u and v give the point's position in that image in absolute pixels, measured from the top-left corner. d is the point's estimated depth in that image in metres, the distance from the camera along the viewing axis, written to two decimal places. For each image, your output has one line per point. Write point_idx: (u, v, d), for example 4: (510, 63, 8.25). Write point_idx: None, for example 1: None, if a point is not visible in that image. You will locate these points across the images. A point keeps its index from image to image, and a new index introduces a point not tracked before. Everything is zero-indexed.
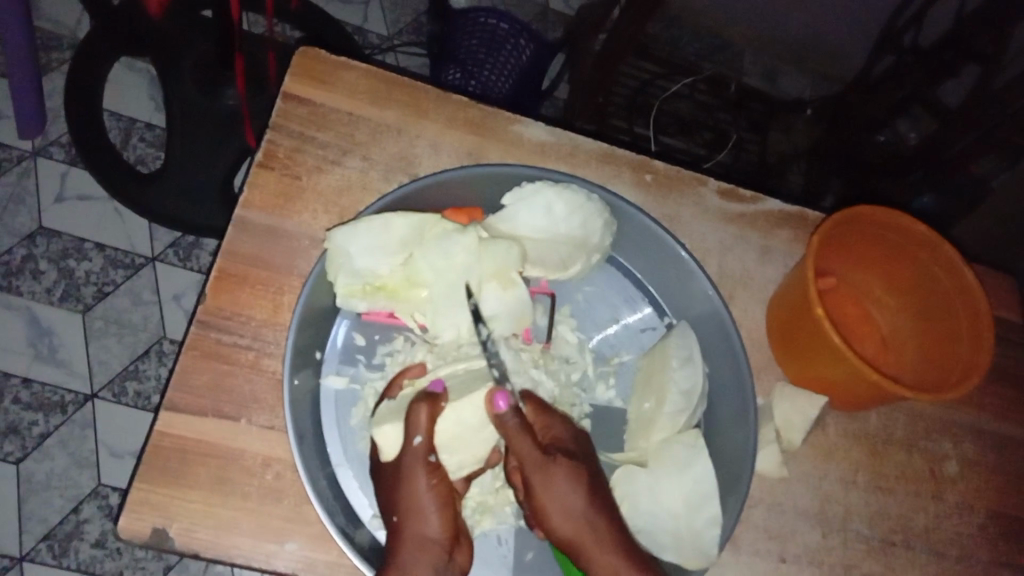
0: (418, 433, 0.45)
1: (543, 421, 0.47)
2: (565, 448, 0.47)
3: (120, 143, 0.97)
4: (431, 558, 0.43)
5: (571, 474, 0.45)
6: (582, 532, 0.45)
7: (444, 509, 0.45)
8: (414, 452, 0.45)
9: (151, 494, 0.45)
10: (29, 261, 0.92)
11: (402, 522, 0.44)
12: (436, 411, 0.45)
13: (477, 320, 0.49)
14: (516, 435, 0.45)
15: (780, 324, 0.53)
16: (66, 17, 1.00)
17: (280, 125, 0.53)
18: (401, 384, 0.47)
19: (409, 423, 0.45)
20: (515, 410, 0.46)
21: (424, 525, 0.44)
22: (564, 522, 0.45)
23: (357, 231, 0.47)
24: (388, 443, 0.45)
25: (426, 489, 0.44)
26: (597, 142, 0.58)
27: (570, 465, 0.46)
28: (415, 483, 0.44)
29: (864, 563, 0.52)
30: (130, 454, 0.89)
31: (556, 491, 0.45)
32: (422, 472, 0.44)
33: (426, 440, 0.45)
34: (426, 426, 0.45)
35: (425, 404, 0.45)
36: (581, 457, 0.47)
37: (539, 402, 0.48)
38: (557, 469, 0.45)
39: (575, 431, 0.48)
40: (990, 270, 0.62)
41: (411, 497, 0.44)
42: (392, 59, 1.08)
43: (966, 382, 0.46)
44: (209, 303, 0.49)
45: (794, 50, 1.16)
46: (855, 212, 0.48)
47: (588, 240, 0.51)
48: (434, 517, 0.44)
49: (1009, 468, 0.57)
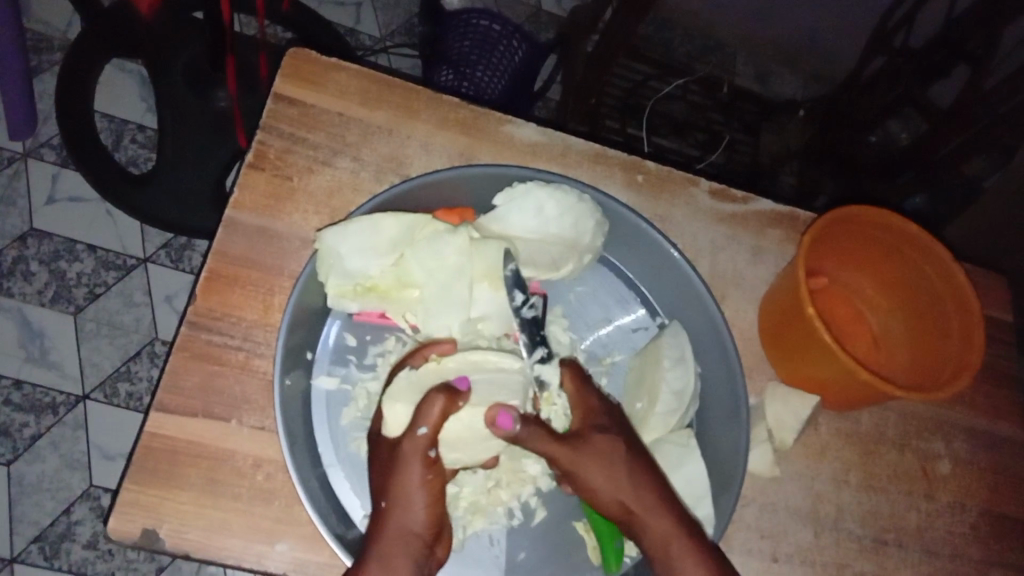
0: (424, 425, 0.44)
1: (579, 395, 0.47)
2: (600, 424, 0.47)
3: (111, 144, 0.96)
4: (413, 552, 0.43)
5: (610, 446, 0.46)
6: (630, 501, 0.45)
7: (433, 503, 0.44)
8: (417, 442, 0.44)
9: (140, 496, 0.45)
10: (20, 263, 0.92)
11: (389, 510, 0.44)
12: (450, 408, 0.44)
13: (515, 288, 0.49)
14: (534, 435, 0.45)
15: (771, 323, 0.53)
16: (57, 19, 1.00)
17: (270, 126, 0.53)
18: (426, 356, 0.47)
19: (420, 413, 0.44)
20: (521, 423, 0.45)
21: (411, 518, 0.43)
22: (607, 494, 0.45)
23: (349, 232, 0.47)
24: (395, 419, 0.45)
25: (419, 482, 0.44)
26: (589, 142, 0.58)
27: (607, 438, 0.46)
28: (409, 474, 0.44)
29: (856, 562, 0.52)
30: (121, 455, 0.88)
31: (598, 465, 0.45)
32: (418, 465, 0.44)
33: (430, 434, 0.44)
34: (434, 422, 0.44)
35: (442, 399, 0.44)
36: (617, 429, 0.47)
37: (579, 370, 0.48)
38: (593, 449, 0.46)
39: (609, 404, 0.48)
40: (980, 270, 0.62)
41: (403, 487, 0.44)
42: (385, 61, 1.08)
43: (957, 381, 0.46)
44: (199, 304, 0.49)
45: (786, 52, 1.17)
46: (843, 213, 0.48)
47: (579, 240, 0.51)
48: (421, 510, 0.44)
49: (999, 466, 0.57)
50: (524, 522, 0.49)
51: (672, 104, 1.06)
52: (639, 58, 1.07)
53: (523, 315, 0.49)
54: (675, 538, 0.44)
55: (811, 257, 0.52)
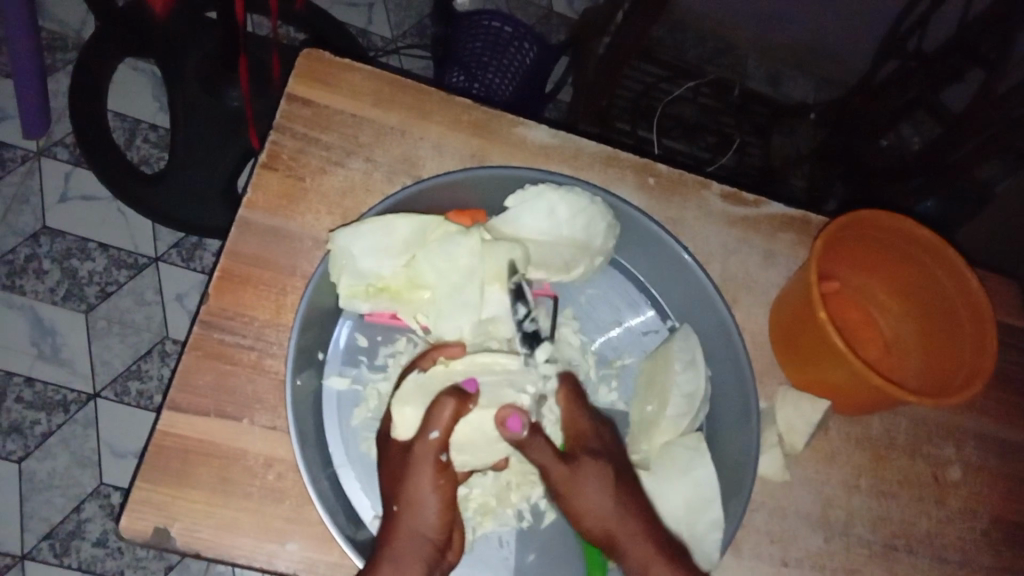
0: (435, 429, 0.44)
1: (570, 416, 0.48)
2: (590, 448, 0.47)
3: (124, 143, 0.97)
4: (423, 555, 0.43)
5: (598, 470, 0.46)
6: (612, 527, 0.46)
7: (445, 507, 0.44)
8: (429, 446, 0.44)
9: (151, 493, 0.45)
10: (32, 261, 0.92)
11: (400, 513, 0.44)
12: (461, 412, 0.45)
13: (518, 300, 0.49)
14: (536, 450, 0.46)
15: (782, 328, 0.53)
16: (71, 18, 1.00)
17: (284, 126, 0.53)
18: (435, 358, 0.47)
19: (431, 416, 0.44)
20: (530, 429, 0.45)
21: (423, 521, 0.44)
22: (593, 520, 0.46)
23: (361, 233, 0.47)
24: (405, 423, 0.46)
25: (431, 487, 0.44)
26: (600, 145, 0.58)
27: (596, 464, 0.47)
28: (420, 478, 0.44)
29: (866, 568, 0.52)
30: (132, 453, 0.89)
31: (587, 491, 0.46)
32: (430, 469, 0.44)
33: (441, 438, 0.44)
34: (445, 425, 0.44)
35: (453, 402, 0.44)
36: (605, 453, 0.47)
37: (573, 390, 0.48)
38: (582, 472, 0.46)
39: (600, 425, 0.48)
40: (991, 275, 0.61)
41: (414, 489, 0.44)
42: (396, 62, 1.08)
43: (970, 387, 0.46)
44: (211, 304, 0.49)
45: (798, 54, 1.16)
46: (858, 216, 0.48)
47: (591, 243, 0.51)
48: (432, 514, 0.44)
49: (1010, 473, 0.57)
50: (533, 524, 0.49)
51: (683, 106, 1.06)
52: (650, 60, 1.08)
53: (523, 329, 0.49)
54: (655, 561, 0.45)
55: (823, 263, 0.52)
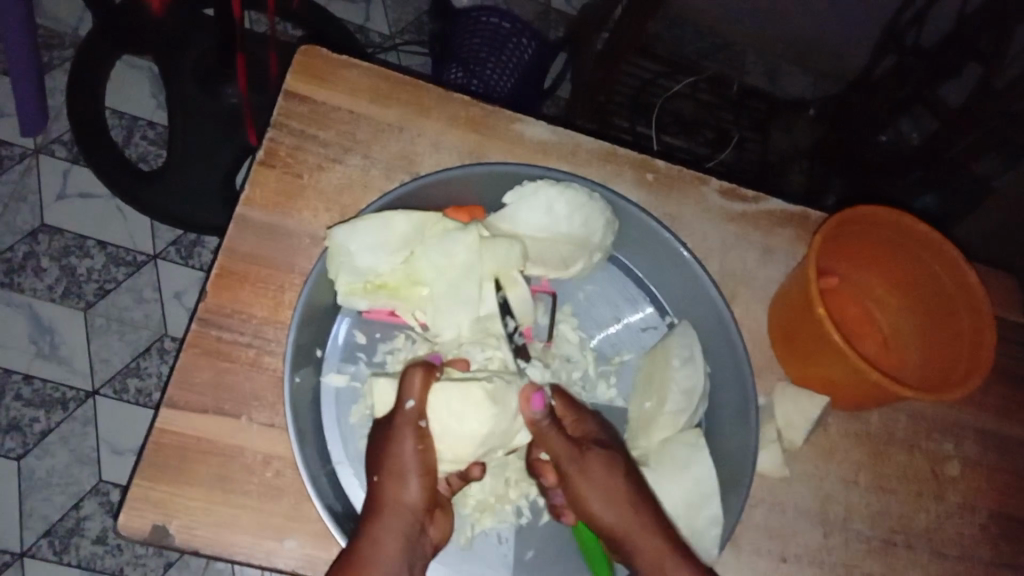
0: (411, 398, 0.45)
1: (575, 415, 0.48)
2: (599, 440, 0.48)
3: (121, 140, 0.97)
4: (403, 526, 0.44)
5: (607, 462, 0.47)
6: (626, 519, 0.46)
7: (425, 477, 0.45)
8: (407, 415, 0.45)
9: (150, 491, 0.45)
10: (30, 259, 0.92)
11: (382, 483, 0.44)
12: (430, 381, 0.45)
13: (507, 313, 0.50)
14: (549, 435, 0.48)
15: (780, 323, 0.53)
16: (68, 15, 1.00)
17: (282, 123, 0.53)
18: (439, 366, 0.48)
19: (403, 387, 0.45)
20: (547, 411, 0.47)
21: (406, 491, 0.44)
22: (606, 512, 0.46)
23: (358, 229, 0.47)
24: (383, 399, 0.46)
25: (411, 453, 0.45)
26: (598, 141, 0.58)
27: (606, 456, 0.47)
28: (402, 444, 0.45)
29: (865, 563, 0.52)
30: (131, 451, 0.89)
31: (599, 482, 0.46)
32: (410, 437, 0.45)
33: (418, 407, 0.45)
34: (419, 393, 0.45)
35: (422, 371, 0.45)
36: (615, 447, 0.48)
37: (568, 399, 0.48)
38: (594, 463, 0.47)
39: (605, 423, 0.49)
40: (989, 270, 0.61)
41: (396, 457, 0.45)
42: (394, 58, 1.08)
43: (968, 381, 0.46)
44: (209, 301, 0.49)
45: (797, 50, 1.16)
46: (856, 212, 0.48)
47: (589, 239, 0.51)
48: (414, 483, 0.45)
49: (1008, 467, 0.57)
50: (532, 521, 0.49)
51: (681, 102, 1.06)
52: (648, 56, 1.07)
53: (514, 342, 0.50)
54: (668, 556, 0.45)
55: (821, 258, 0.52)
